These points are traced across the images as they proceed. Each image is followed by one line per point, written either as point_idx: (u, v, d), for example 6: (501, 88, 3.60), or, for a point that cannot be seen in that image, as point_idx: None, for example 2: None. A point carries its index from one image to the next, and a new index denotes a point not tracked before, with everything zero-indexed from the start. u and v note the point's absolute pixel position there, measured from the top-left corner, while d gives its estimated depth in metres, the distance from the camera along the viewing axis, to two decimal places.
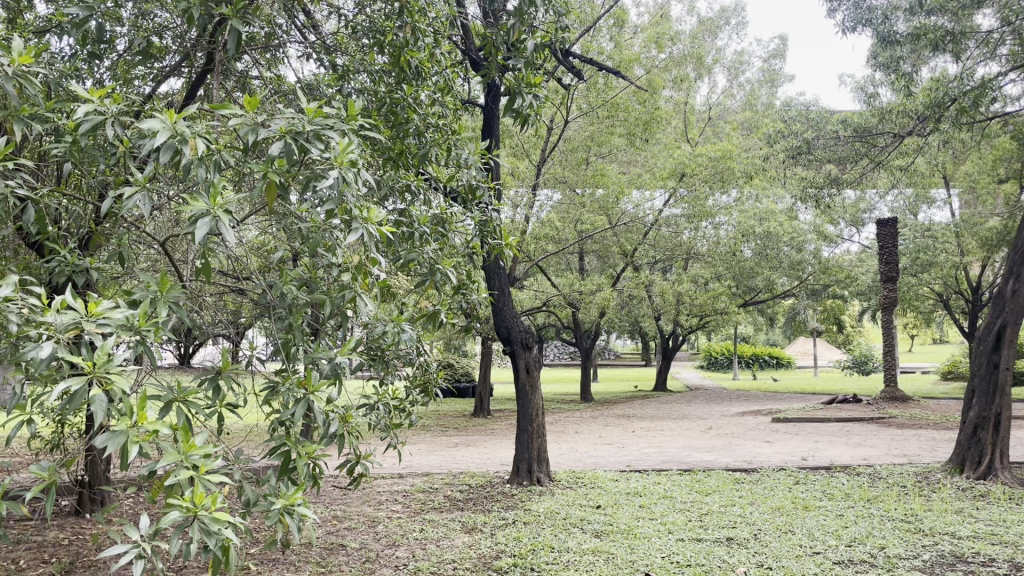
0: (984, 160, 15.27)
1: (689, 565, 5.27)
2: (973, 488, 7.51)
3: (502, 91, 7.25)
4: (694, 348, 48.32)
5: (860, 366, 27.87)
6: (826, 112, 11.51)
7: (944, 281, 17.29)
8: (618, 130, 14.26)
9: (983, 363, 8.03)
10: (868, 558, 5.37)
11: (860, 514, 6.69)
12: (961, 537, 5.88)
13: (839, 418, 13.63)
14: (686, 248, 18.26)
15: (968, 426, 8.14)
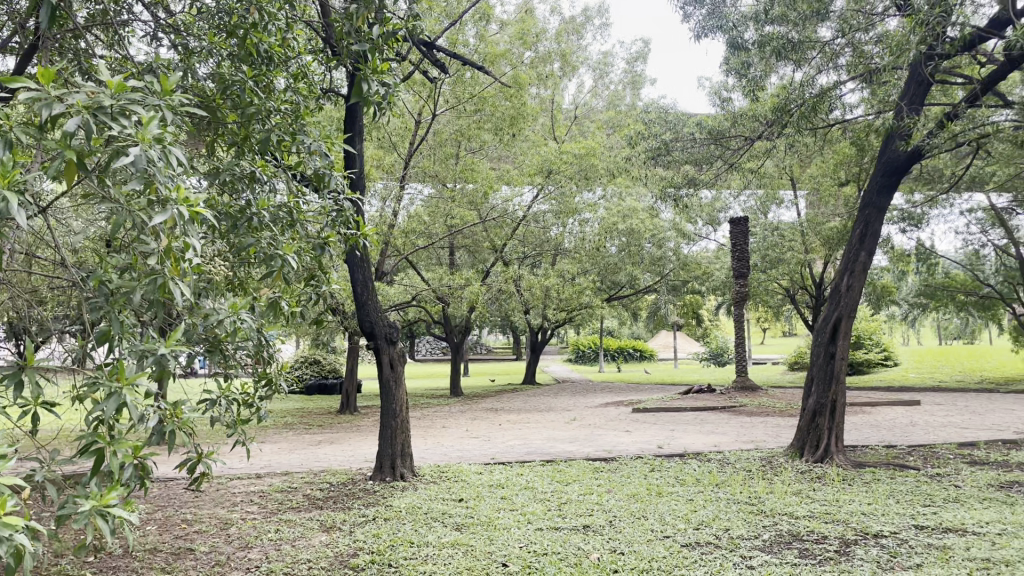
0: (827, 165, 16.35)
1: (545, 554, 5.35)
2: (811, 470, 8.02)
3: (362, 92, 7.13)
4: (562, 342, 49.39)
5: (716, 358, 29.31)
6: (683, 115, 12.04)
7: (791, 277, 18.39)
8: (486, 125, 14.36)
9: (821, 353, 8.58)
10: (713, 540, 5.63)
11: (708, 498, 7.02)
12: (798, 516, 6.26)
13: (693, 407, 14.28)
14: (554, 245, 18.57)
15: (808, 413, 8.67)
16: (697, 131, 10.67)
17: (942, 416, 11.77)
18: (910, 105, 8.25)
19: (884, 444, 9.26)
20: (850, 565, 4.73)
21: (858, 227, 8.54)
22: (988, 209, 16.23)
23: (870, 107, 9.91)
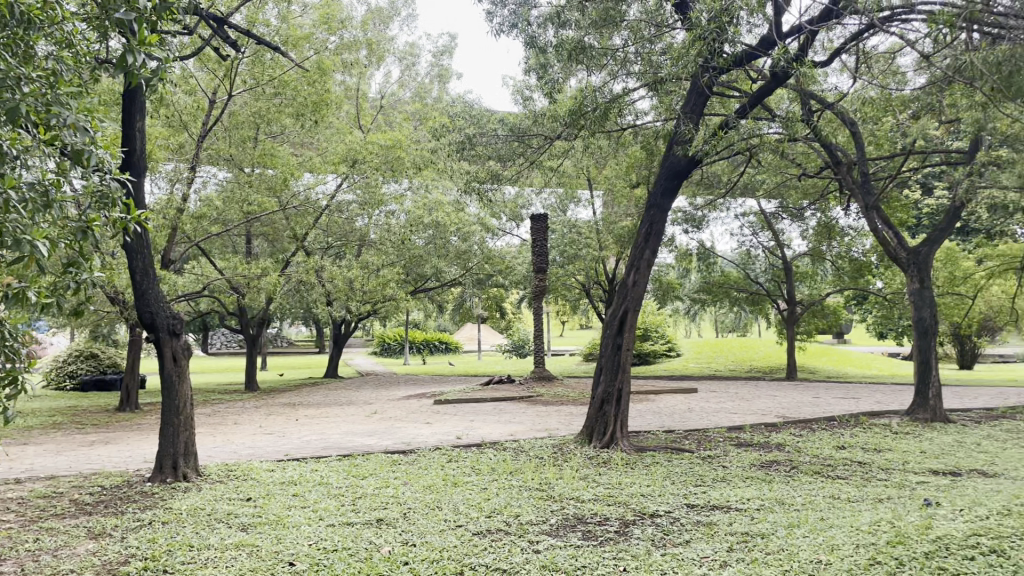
0: (620, 167, 17.26)
1: (334, 550, 5.23)
2: (598, 456, 8.41)
3: (143, 83, 6.54)
4: (368, 335, 48.85)
5: (518, 350, 30.17)
6: (486, 111, 12.28)
7: (587, 272, 19.27)
8: (287, 110, 13.82)
9: (609, 345, 9.03)
10: (503, 526, 5.76)
11: (502, 486, 7.18)
12: (584, 500, 6.54)
13: (493, 397, 14.59)
14: (359, 236, 18.27)
15: (596, 402, 9.06)
16: (500, 128, 10.87)
17: (715, 403, 12.81)
18: (690, 114, 8.86)
19: (664, 429, 9.91)
20: (626, 544, 4.92)
21: (643, 226, 9.07)
22: (759, 214, 17.79)
23: (658, 115, 10.53)
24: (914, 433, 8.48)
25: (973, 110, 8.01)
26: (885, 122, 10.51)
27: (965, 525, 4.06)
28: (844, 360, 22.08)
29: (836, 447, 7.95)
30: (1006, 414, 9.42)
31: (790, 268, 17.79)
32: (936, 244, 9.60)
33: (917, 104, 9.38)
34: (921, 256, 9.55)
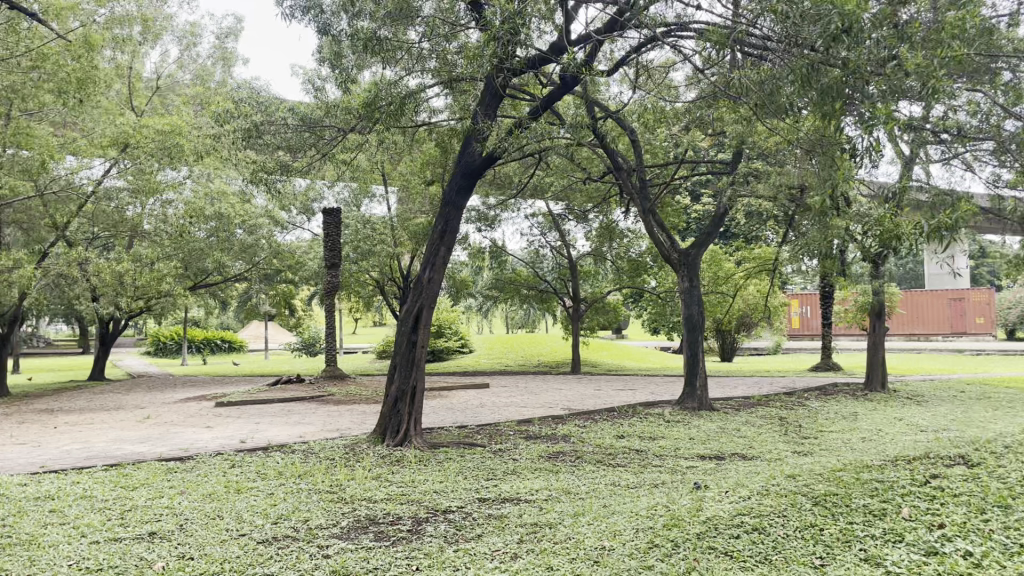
0: (415, 164, 17.20)
1: (99, 570, 4.73)
2: (391, 454, 8.29)
3: None
4: (140, 334, 45.31)
5: (307, 348, 29.26)
6: (275, 100, 11.74)
7: (381, 269, 19.02)
8: (46, 85, 12.42)
9: (403, 342, 8.87)
10: (291, 533, 5.48)
11: (289, 490, 6.87)
12: (376, 500, 6.40)
13: (281, 398, 14.00)
14: (131, 227, 16.83)
15: (389, 399, 8.91)
16: (289, 117, 10.41)
17: (505, 397, 13.09)
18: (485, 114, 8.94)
19: (456, 425, 9.97)
20: (419, 543, 4.87)
21: (438, 223, 9.04)
22: (547, 214, 18.44)
23: (452, 113, 10.58)
24: (685, 421, 9.14)
25: (737, 124, 8.75)
26: (661, 133, 11.26)
27: (731, 506, 4.39)
28: (623, 354, 23.48)
29: (617, 437, 8.38)
30: (761, 401, 10.42)
31: (575, 267, 18.59)
32: (704, 247, 10.39)
33: (688, 117, 10.12)
34: (691, 258, 10.26)
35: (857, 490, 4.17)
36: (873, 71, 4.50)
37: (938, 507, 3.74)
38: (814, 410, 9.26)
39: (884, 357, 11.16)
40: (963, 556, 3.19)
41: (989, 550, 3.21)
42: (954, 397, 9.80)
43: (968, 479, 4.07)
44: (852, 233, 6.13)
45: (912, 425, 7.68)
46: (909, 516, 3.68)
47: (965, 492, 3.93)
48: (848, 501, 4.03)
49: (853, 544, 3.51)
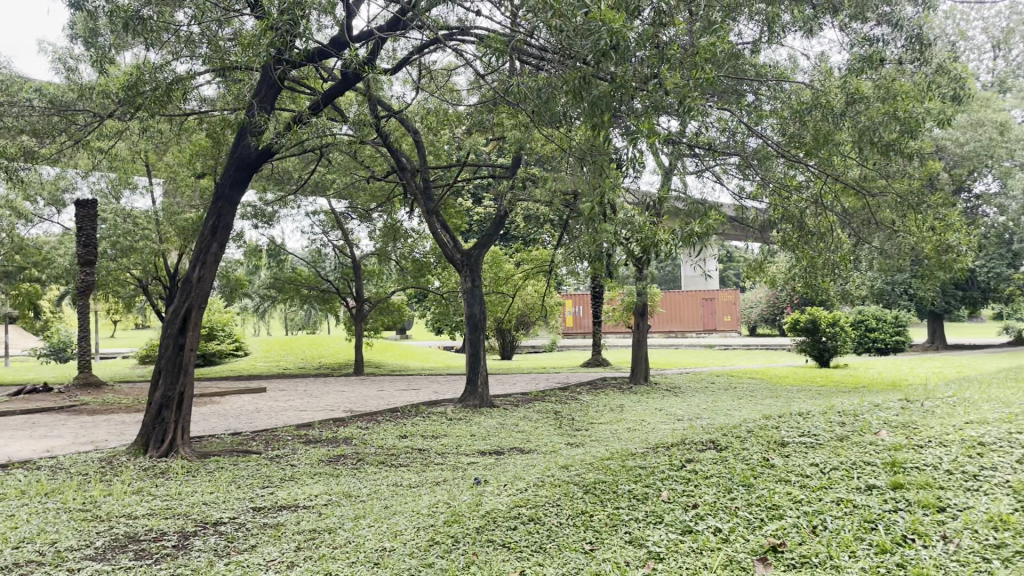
0: (185, 154, 16.12)
1: None
2: (155, 466, 7.67)
3: None
4: None
5: (57, 354, 26.46)
6: (18, 77, 10.50)
7: (145, 267, 17.63)
8: None
9: (169, 345, 8.23)
10: (35, 558, 4.90)
11: (32, 511, 6.15)
12: (137, 516, 5.89)
13: (24, 409, 12.53)
14: None
15: (153, 407, 8.22)
16: (36, 98, 9.34)
17: (283, 401, 12.60)
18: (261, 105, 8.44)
19: (230, 432, 9.44)
20: (186, 558, 4.55)
21: (209, 219, 8.50)
22: (329, 212, 17.95)
23: (226, 104, 10.01)
24: (466, 418, 9.29)
25: (516, 129, 9.03)
26: (444, 135, 11.37)
27: (509, 498, 4.53)
28: (405, 354, 23.47)
29: (399, 437, 8.35)
30: (537, 397, 10.84)
31: (358, 266, 18.24)
32: (485, 248, 10.56)
33: (470, 120, 10.30)
34: (473, 259, 10.41)
35: (624, 477, 4.43)
36: (638, 87, 4.81)
37: (693, 488, 4.04)
38: (586, 403, 9.77)
39: (647, 352, 11.90)
40: (713, 533, 3.50)
41: (735, 526, 3.53)
42: (705, 388, 10.77)
43: (718, 462, 4.38)
44: (620, 236, 6.52)
45: (670, 415, 8.33)
46: (668, 499, 3.95)
47: (714, 473, 4.18)
48: (615, 488, 4.28)
49: (620, 528, 3.73)
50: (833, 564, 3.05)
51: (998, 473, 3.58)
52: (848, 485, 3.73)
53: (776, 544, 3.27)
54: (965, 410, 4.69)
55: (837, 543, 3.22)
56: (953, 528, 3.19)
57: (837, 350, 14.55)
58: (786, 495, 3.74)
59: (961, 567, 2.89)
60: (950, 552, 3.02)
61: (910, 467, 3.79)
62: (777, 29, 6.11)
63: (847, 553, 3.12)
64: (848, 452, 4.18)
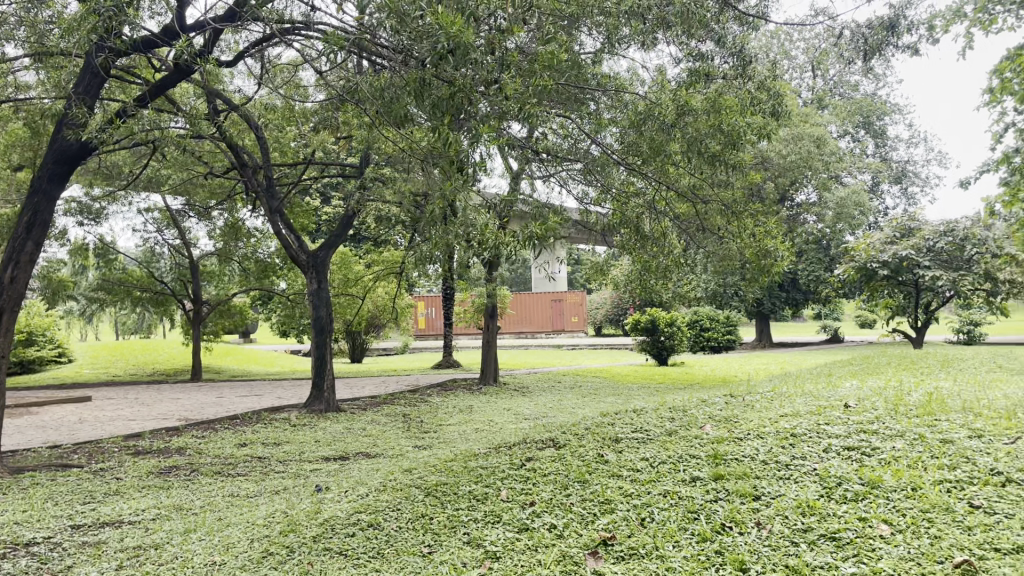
0: None
1: None
2: None
3: None
4: None
5: None
6: None
7: None
8: None
9: None
10: None
11: None
12: None
13: None
14: None
15: None
16: None
17: (111, 410, 11.79)
18: (84, 94, 7.79)
19: (48, 445, 8.72)
20: None
21: (24, 214, 7.82)
22: (163, 210, 16.89)
23: (45, 90, 9.24)
24: (310, 424, 9.03)
25: (363, 129, 8.88)
26: (289, 132, 11.03)
27: (348, 504, 4.45)
28: (248, 359, 22.53)
29: (238, 445, 8.01)
30: (386, 400, 10.69)
31: (197, 267, 17.28)
32: (332, 249, 10.27)
33: (317, 118, 10.05)
34: (319, 260, 10.10)
35: (464, 478, 4.45)
36: (481, 91, 4.84)
37: (530, 486, 4.11)
38: (435, 405, 9.74)
39: (496, 353, 11.98)
40: (548, 530, 3.57)
41: (569, 521, 3.62)
42: (552, 387, 11.00)
43: (556, 459, 4.49)
44: (466, 239, 6.55)
45: (517, 414, 8.45)
46: (507, 497, 4.00)
47: (551, 471, 4.27)
48: (454, 489, 4.29)
49: (458, 529, 3.74)
50: (658, 554, 3.21)
51: (807, 461, 3.87)
52: (675, 477, 3.92)
53: (607, 537, 3.39)
54: (779, 403, 5.04)
55: (662, 534, 3.39)
56: (766, 514, 3.42)
57: (674, 349, 15.23)
58: (617, 490, 3.88)
59: (771, 551, 3.11)
60: (763, 537, 3.24)
61: (730, 459, 4.03)
62: (615, 42, 6.32)
63: (671, 543, 3.29)
64: (676, 446, 4.39)
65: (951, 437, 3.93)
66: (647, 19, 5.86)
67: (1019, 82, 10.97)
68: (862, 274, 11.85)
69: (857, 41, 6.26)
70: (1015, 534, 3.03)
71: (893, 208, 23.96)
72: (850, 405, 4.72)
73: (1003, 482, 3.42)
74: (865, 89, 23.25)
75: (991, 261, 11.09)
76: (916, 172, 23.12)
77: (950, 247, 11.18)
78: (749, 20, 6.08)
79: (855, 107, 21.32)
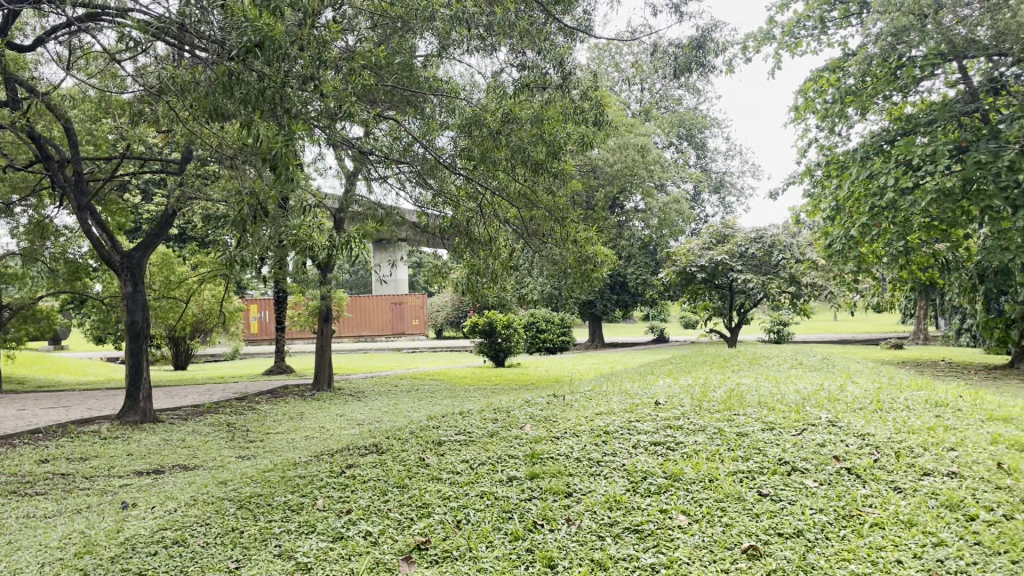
0: None
1: None
2: None
3: None
4: None
5: None
6: None
7: None
8: None
9: None
10: None
11: None
12: None
13: None
14: None
15: None
16: None
17: None
18: None
19: None
20: None
21: None
22: None
23: None
24: (124, 436, 8.44)
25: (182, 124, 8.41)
26: (103, 125, 10.28)
27: (154, 521, 4.19)
28: (58, 368, 20.77)
29: (40, 461, 7.35)
30: (210, 408, 10.15)
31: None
32: (149, 250, 9.55)
33: (133, 111, 9.42)
34: (134, 260, 9.37)
35: (280, 488, 4.31)
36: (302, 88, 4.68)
37: (348, 494, 4.03)
38: (263, 412, 9.38)
39: (332, 357, 11.42)
40: (363, 537, 3.50)
41: (385, 527, 3.57)
42: (387, 391, 10.88)
43: (376, 465, 4.44)
44: None
45: (349, 420, 8.27)
46: (324, 506, 3.90)
47: (371, 477, 4.22)
48: (269, 500, 4.14)
49: (269, 541, 3.60)
50: (471, 555, 3.22)
51: (616, 458, 4.03)
52: (492, 478, 3.97)
53: (421, 541, 3.37)
54: (596, 402, 5.22)
55: (476, 535, 3.41)
56: (576, 511, 3.53)
57: (511, 350, 15.47)
58: (436, 493, 3.88)
59: (579, 547, 3.21)
60: (572, 533, 3.34)
61: (546, 458, 4.13)
62: (445, 47, 6.32)
63: (485, 544, 3.32)
64: (496, 446, 4.45)
65: (745, 430, 4.23)
66: (475, 26, 5.91)
67: (819, 103, 11.99)
68: (682, 277, 12.55)
69: (669, 59, 6.62)
70: (796, 518, 3.29)
71: (712, 215, 25.55)
72: (660, 402, 4.97)
73: (790, 471, 3.71)
74: (689, 103, 24.66)
75: (795, 266, 12.06)
76: (732, 182, 24.77)
77: (759, 253, 12.04)
78: (572, 32, 6.28)
79: (677, 120, 22.55)
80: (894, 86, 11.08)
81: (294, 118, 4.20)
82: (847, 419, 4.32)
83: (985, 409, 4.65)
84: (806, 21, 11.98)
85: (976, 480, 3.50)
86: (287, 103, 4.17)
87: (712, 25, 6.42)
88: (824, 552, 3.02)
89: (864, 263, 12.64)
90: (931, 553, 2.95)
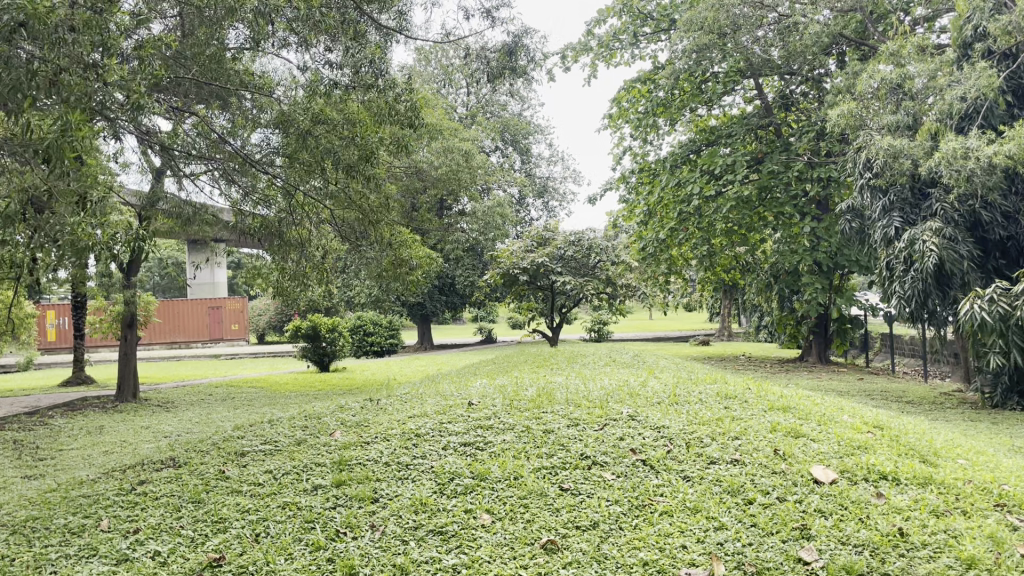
0: None
1: None
2: None
3: None
4: None
5: None
6: None
7: None
8: None
9: None
10: None
11: None
12: None
13: None
14: None
15: None
16: None
17: None
18: None
19: None
20: None
21: None
22: None
23: None
24: None
25: None
26: None
27: None
28: None
29: None
30: None
31: None
32: None
33: None
34: None
35: (60, 510, 3.97)
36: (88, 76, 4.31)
37: (138, 513, 3.77)
38: (57, 427, 8.62)
39: (137, 365, 10.70)
40: (150, 558, 3.27)
41: (176, 546, 3.37)
42: (200, 400, 10.35)
43: (171, 480, 4.19)
44: None
45: (156, 432, 7.77)
46: (108, 527, 3.63)
47: (164, 494, 3.98)
48: (46, 523, 3.80)
49: (44, 568, 3.28)
50: (269, 569, 3.09)
51: (426, 460, 4.02)
52: (296, 488, 3.85)
53: (215, 558, 3.20)
54: (410, 405, 5.20)
55: (275, 547, 3.27)
56: (381, 516, 3.48)
57: (337, 354, 15.15)
58: (235, 506, 3.71)
59: (382, 552, 3.15)
60: (375, 539, 3.28)
61: (354, 464, 4.06)
62: (255, 40, 6.07)
63: (283, 556, 3.19)
64: (303, 455, 4.33)
65: (552, 427, 4.36)
66: (284, 20, 5.71)
67: (633, 112, 12.60)
68: (507, 279, 12.77)
69: (484, 63, 6.71)
70: (593, 511, 3.41)
71: (537, 218, 26.26)
72: (473, 403, 5.03)
73: (590, 465, 3.86)
74: (513, 109, 25.20)
75: (611, 268, 12.64)
76: (555, 187, 25.59)
77: (577, 255, 12.48)
78: (387, 32, 6.23)
79: (503, 125, 22.97)
80: (699, 99, 11.88)
81: (71, 108, 3.92)
82: (645, 413, 4.56)
83: (768, 400, 5.04)
84: (620, 34, 12.55)
85: (756, 466, 3.78)
86: (65, 90, 3.88)
87: (524, 32, 6.56)
88: (617, 542, 3.15)
89: (673, 265, 13.41)
90: (713, 537, 3.15)
